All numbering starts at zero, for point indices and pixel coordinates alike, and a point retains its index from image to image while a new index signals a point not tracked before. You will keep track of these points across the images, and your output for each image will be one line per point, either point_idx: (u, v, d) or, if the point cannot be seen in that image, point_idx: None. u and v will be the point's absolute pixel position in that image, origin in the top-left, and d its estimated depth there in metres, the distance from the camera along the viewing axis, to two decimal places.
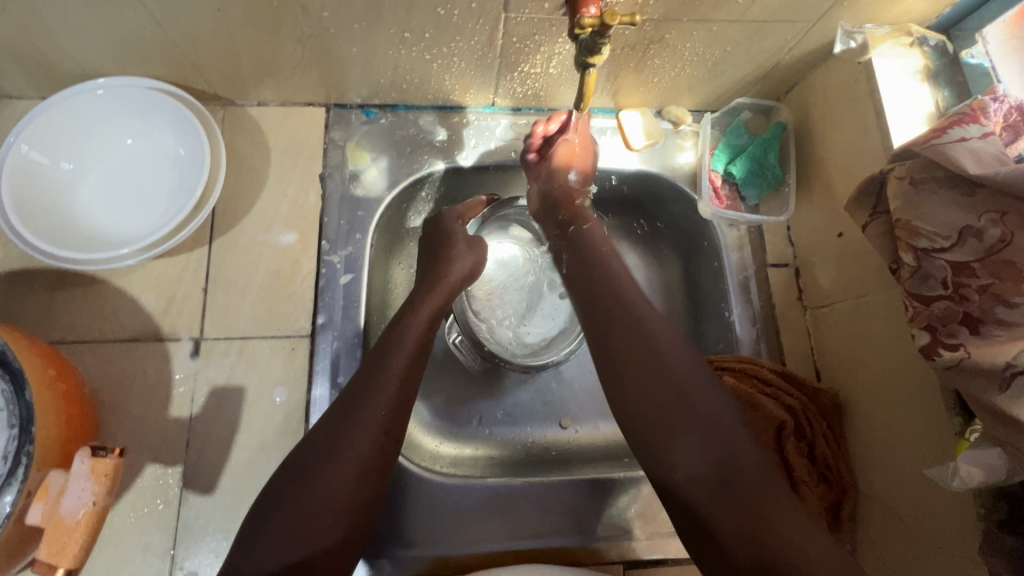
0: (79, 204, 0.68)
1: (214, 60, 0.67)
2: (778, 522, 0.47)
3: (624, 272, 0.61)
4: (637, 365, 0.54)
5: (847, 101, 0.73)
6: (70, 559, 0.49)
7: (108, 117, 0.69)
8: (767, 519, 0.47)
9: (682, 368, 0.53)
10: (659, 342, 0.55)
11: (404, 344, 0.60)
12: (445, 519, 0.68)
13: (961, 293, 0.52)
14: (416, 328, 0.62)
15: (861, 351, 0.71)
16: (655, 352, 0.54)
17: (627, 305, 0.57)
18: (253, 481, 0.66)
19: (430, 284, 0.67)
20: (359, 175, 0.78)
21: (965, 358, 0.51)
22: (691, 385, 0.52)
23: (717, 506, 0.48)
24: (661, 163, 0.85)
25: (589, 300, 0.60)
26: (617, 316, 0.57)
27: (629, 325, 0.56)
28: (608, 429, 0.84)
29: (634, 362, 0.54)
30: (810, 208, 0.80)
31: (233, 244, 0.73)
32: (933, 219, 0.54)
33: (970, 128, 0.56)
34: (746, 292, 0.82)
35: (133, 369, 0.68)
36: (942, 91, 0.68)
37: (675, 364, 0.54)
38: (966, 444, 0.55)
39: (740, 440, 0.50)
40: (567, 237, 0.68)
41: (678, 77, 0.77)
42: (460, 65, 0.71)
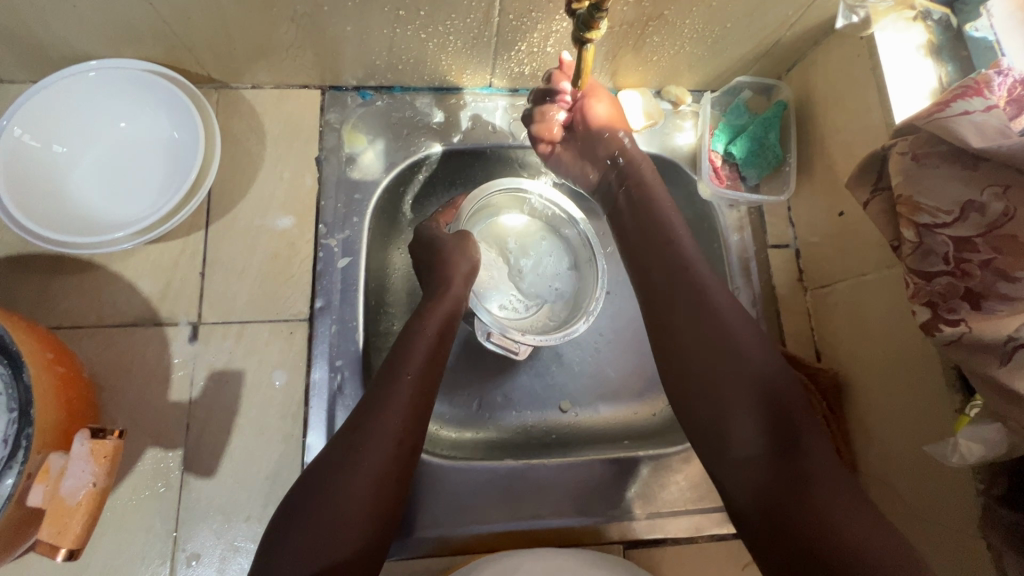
0: (74, 188, 0.68)
1: (207, 42, 0.66)
2: (832, 500, 0.49)
3: (701, 262, 0.64)
4: (705, 350, 0.58)
5: (848, 77, 0.72)
6: (71, 540, 0.50)
7: (101, 100, 0.68)
8: (820, 496, 0.49)
9: (750, 353, 0.57)
10: (730, 329, 0.59)
11: (418, 348, 0.62)
12: (446, 501, 0.68)
13: (962, 268, 0.52)
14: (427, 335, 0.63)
15: (861, 330, 0.71)
16: (725, 337, 0.58)
17: (698, 294, 0.61)
18: (253, 464, 0.67)
19: (439, 276, 0.68)
20: (356, 158, 0.77)
21: (965, 333, 0.51)
22: (757, 370, 0.56)
23: (766, 483, 0.52)
24: (661, 144, 0.84)
25: (655, 286, 0.64)
26: (686, 304, 0.61)
27: (700, 313, 0.60)
28: (608, 412, 0.84)
29: (703, 347, 0.58)
30: (810, 187, 0.79)
31: (230, 227, 0.73)
32: (935, 194, 0.54)
33: (974, 100, 0.55)
34: (746, 273, 0.81)
35: (132, 354, 0.68)
36: (946, 66, 0.66)
37: (740, 349, 0.58)
38: (966, 420, 0.56)
39: (803, 424, 0.53)
40: (627, 226, 0.69)
41: (678, 55, 0.76)
42: (456, 45, 0.70)
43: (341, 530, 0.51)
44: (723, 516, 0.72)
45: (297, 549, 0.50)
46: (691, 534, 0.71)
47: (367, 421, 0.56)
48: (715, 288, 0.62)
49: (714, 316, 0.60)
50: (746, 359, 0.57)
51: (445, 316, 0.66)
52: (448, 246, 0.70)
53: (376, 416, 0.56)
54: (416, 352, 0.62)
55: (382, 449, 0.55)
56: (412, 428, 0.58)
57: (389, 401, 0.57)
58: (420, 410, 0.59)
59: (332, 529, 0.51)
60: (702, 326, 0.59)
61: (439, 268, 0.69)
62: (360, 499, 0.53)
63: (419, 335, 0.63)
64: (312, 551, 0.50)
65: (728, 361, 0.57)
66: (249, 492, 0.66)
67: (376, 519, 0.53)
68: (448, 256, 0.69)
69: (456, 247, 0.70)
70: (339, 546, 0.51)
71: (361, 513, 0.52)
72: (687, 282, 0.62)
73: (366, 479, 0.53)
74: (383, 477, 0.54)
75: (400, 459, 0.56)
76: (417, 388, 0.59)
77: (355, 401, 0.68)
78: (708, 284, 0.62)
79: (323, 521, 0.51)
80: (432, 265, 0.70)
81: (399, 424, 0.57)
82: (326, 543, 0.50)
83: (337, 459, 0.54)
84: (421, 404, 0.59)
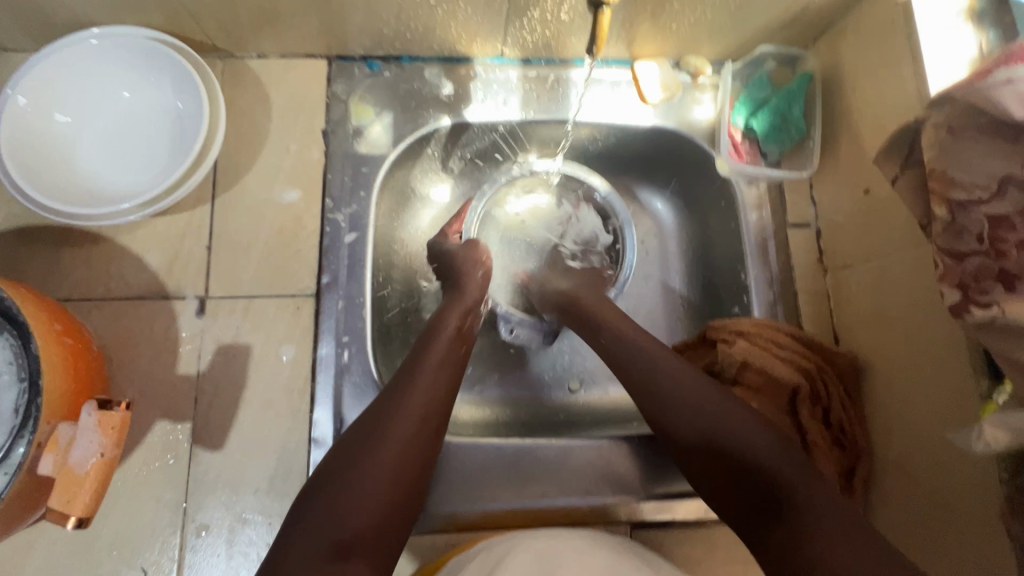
0: (79, 161, 0.67)
1: (211, 8, 0.64)
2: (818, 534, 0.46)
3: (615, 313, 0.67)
4: (702, 469, 0.56)
5: (880, 46, 0.67)
6: (81, 508, 0.51)
7: (103, 69, 0.67)
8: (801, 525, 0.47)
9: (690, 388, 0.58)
10: (716, 426, 0.56)
11: (442, 328, 0.63)
12: (453, 480, 0.68)
13: (997, 248, 0.49)
14: (448, 333, 0.63)
15: (885, 315, 0.68)
16: (672, 406, 0.58)
17: (669, 395, 0.59)
18: (261, 439, 0.67)
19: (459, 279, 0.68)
20: (363, 130, 0.75)
21: (998, 316, 0.48)
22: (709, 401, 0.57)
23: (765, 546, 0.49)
24: (678, 119, 0.81)
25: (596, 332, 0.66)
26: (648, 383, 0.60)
27: (684, 425, 0.57)
28: (618, 393, 0.82)
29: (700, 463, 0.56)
30: (834, 165, 0.76)
31: (236, 201, 0.72)
32: (971, 169, 0.51)
33: (1017, 68, 0.50)
34: (764, 253, 0.79)
35: (140, 326, 0.68)
36: (987, 33, 0.61)
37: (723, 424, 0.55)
38: (993, 407, 0.53)
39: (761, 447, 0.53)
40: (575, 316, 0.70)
41: (698, 23, 0.72)
42: (466, 11, 0.68)
43: (360, 500, 0.49)
44: None
45: (311, 518, 0.48)
46: (699, 517, 0.70)
47: (388, 399, 0.56)
48: (694, 381, 0.59)
49: (682, 401, 0.58)
50: (729, 463, 0.54)
51: (464, 312, 0.65)
52: (459, 257, 0.70)
53: (404, 395, 0.56)
54: (438, 341, 0.62)
55: (405, 430, 0.54)
56: (437, 406, 0.57)
57: (415, 380, 0.57)
58: (443, 394, 0.58)
59: (358, 500, 0.49)
60: (688, 441, 0.57)
61: (456, 282, 0.69)
62: (370, 476, 0.50)
63: (439, 331, 0.63)
64: (328, 525, 0.47)
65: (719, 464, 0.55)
66: (257, 466, 0.66)
67: (396, 498, 0.51)
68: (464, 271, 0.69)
69: (467, 256, 0.70)
70: (361, 517, 0.48)
71: (388, 483, 0.51)
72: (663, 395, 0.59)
73: (390, 455, 0.52)
74: (407, 451, 0.53)
75: (424, 444, 0.55)
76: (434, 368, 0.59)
77: (362, 378, 0.68)
78: (685, 377, 0.59)
79: (352, 492, 0.49)
80: (451, 276, 0.70)
81: (423, 402, 0.56)
82: (343, 519, 0.48)
83: (360, 433, 0.53)
84: (449, 388, 0.59)
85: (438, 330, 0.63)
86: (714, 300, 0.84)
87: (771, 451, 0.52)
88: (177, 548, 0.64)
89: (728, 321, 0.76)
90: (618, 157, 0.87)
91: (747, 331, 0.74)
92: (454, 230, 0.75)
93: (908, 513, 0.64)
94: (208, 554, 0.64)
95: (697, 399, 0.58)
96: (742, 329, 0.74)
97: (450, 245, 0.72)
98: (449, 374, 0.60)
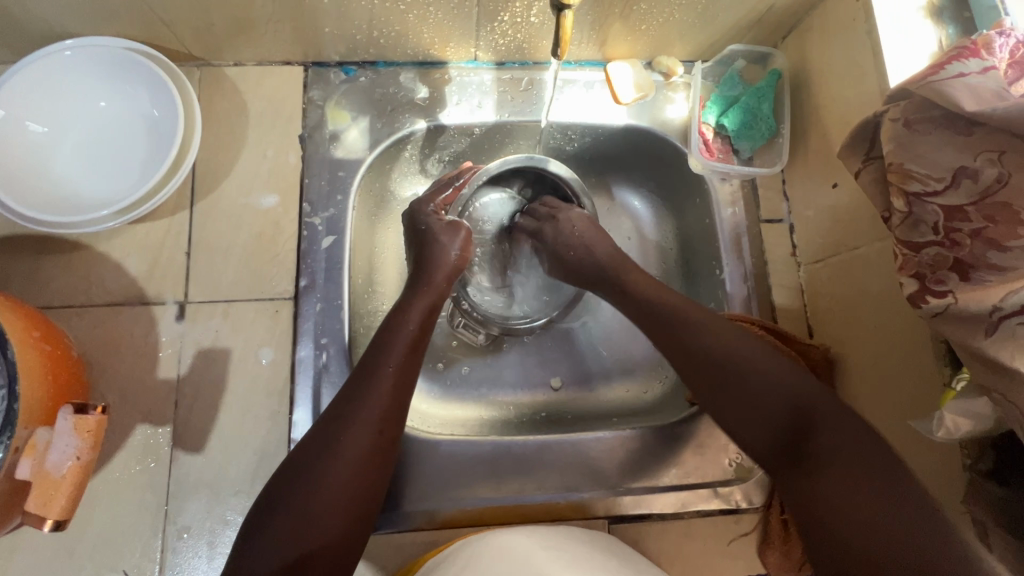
0: (57, 170, 0.68)
1: (185, 17, 0.65)
2: (825, 488, 0.46)
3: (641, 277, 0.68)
4: (746, 427, 0.55)
5: (844, 44, 0.69)
6: (58, 511, 0.52)
7: (79, 79, 0.68)
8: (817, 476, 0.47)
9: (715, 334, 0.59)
10: (749, 378, 0.55)
11: (408, 323, 0.62)
12: (432, 479, 0.69)
13: (952, 237, 0.50)
14: (409, 329, 0.62)
15: (855, 305, 0.69)
16: (690, 345, 0.60)
17: (691, 337, 0.60)
18: (242, 440, 0.67)
19: (428, 268, 0.67)
20: (340, 135, 0.76)
21: (952, 304, 0.49)
22: (730, 345, 0.58)
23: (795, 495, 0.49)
24: (651, 118, 0.81)
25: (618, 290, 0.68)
26: (669, 327, 0.62)
27: (695, 355, 0.59)
28: (599, 390, 0.83)
29: (749, 424, 0.54)
30: (804, 160, 0.77)
31: (215, 206, 0.73)
32: (927, 161, 0.51)
33: (969, 62, 0.51)
34: (738, 249, 0.80)
35: (121, 332, 0.69)
36: (947, 28, 0.62)
37: (749, 367, 0.56)
38: (952, 393, 0.54)
39: (789, 392, 0.53)
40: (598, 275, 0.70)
41: (667, 23, 0.74)
42: (437, 16, 0.69)
43: (319, 513, 0.50)
44: (711, 492, 0.71)
45: (267, 539, 0.49)
46: (677, 511, 0.71)
47: (346, 407, 0.55)
48: (735, 335, 0.59)
49: (706, 342, 0.59)
50: (746, 388, 0.55)
51: (427, 309, 0.64)
52: (437, 239, 0.69)
53: (360, 402, 0.55)
54: (399, 341, 0.60)
55: (364, 441, 0.54)
56: (392, 411, 0.56)
57: (374, 386, 0.56)
58: (401, 397, 0.58)
59: (313, 513, 0.50)
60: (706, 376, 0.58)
61: (426, 270, 0.67)
62: (330, 494, 0.51)
63: (399, 328, 0.62)
64: (288, 540, 0.49)
65: (764, 418, 0.53)
66: (238, 467, 0.67)
67: (356, 508, 0.52)
68: (435, 251, 0.68)
69: (446, 241, 0.69)
70: (322, 532, 0.50)
71: (345, 494, 0.52)
72: (697, 343, 0.59)
73: (345, 469, 0.52)
74: (365, 462, 0.53)
75: (383, 448, 0.55)
76: (397, 370, 0.58)
77: (340, 379, 0.69)
78: (705, 320, 0.61)
79: (307, 512, 0.50)
80: (421, 261, 0.68)
81: (379, 411, 0.55)
82: (301, 538, 0.49)
83: (313, 449, 0.53)
84: (404, 388, 0.58)
85: (398, 328, 0.61)
86: (691, 296, 0.85)
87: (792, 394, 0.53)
88: (159, 550, 0.64)
89: None
90: (595, 156, 0.88)
91: None
92: (440, 204, 0.73)
93: None
94: (190, 555, 0.65)
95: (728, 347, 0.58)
96: None
97: (433, 220, 0.71)
98: (407, 373, 0.59)
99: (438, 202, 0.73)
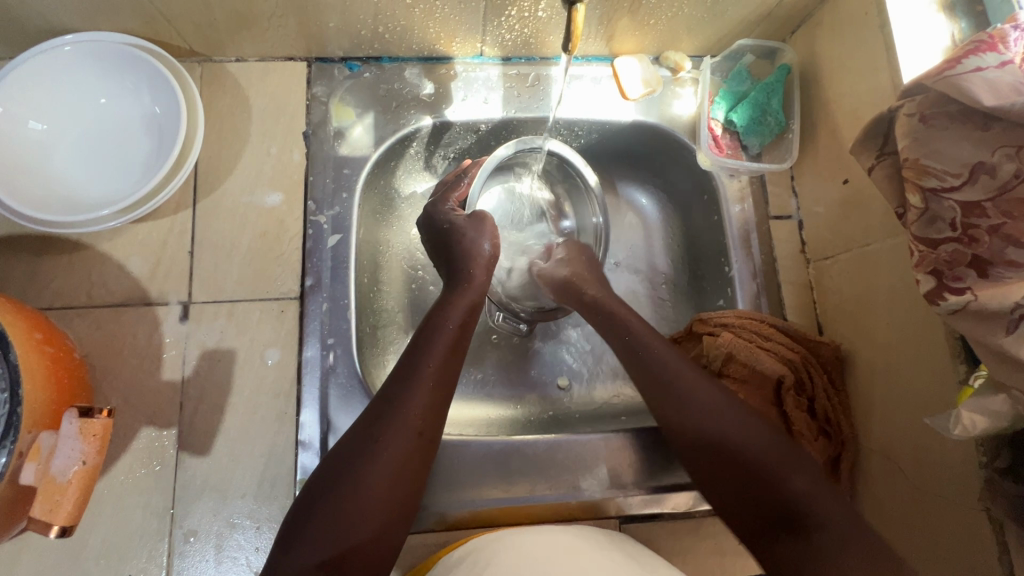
0: (55, 168, 0.66)
1: (186, 12, 0.64)
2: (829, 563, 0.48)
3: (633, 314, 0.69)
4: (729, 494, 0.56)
5: (854, 39, 0.68)
6: (64, 517, 0.51)
7: (78, 75, 0.66)
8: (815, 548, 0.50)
9: (701, 396, 0.60)
10: (711, 431, 0.58)
11: (449, 323, 0.61)
12: (441, 482, 0.68)
13: (970, 234, 0.50)
14: (447, 332, 0.61)
15: (866, 303, 0.68)
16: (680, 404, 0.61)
17: (679, 395, 0.61)
18: (248, 442, 0.67)
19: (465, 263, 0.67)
20: (344, 132, 0.75)
21: (970, 301, 0.49)
22: (715, 409, 0.59)
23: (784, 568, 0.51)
24: (659, 114, 0.81)
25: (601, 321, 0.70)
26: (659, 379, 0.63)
27: (689, 415, 0.60)
28: (606, 390, 0.83)
29: (737, 504, 0.56)
30: (815, 156, 0.77)
31: (218, 205, 0.72)
32: (943, 157, 0.51)
33: (986, 56, 0.50)
34: (747, 246, 0.79)
35: (124, 333, 0.67)
36: (959, 22, 0.60)
37: (736, 431, 0.58)
38: (969, 391, 0.54)
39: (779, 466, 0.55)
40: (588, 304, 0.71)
41: (676, 17, 0.73)
42: (444, 11, 0.68)
43: (358, 514, 0.50)
44: None
45: (311, 536, 0.48)
46: (688, 510, 0.71)
47: (384, 408, 0.55)
48: (718, 401, 0.60)
49: (697, 400, 0.60)
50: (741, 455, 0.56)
51: (468, 309, 0.64)
52: (464, 234, 0.68)
53: (397, 407, 0.54)
54: (439, 341, 0.59)
55: (403, 440, 0.53)
56: (432, 417, 0.55)
57: (411, 391, 0.55)
58: (440, 401, 0.57)
59: (348, 516, 0.49)
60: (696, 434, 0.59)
61: (461, 263, 0.67)
62: (365, 499, 0.50)
63: (440, 329, 0.61)
64: (326, 538, 0.48)
65: (717, 471, 0.57)
66: (245, 470, 0.66)
67: (396, 508, 0.52)
68: (465, 247, 0.68)
69: (473, 235, 0.68)
70: (358, 531, 0.49)
71: (382, 496, 0.51)
72: (683, 411, 0.60)
73: (383, 474, 0.51)
74: (401, 470, 0.52)
75: (421, 452, 0.54)
76: (437, 370, 0.57)
77: (348, 381, 0.68)
78: (692, 376, 0.62)
79: (337, 514, 0.49)
80: (456, 258, 0.68)
81: (418, 416, 0.54)
82: (344, 531, 0.49)
83: (346, 455, 0.52)
84: (443, 391, 0.57)
85: (440, 327, 0.61)
86: (699, 294, 0.85)
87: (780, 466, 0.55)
88: (165, 555, 0.63)
89: (714, 314, 0.76)
90: (603, 152, 0.87)
91: (731, 324, 0.74)
92: (457, 198, 0.72)
93: (894, 499, 0.65)
94: (197, 559, 0.64)
95: (711, 406, 0.60)
96: (726, 322, 0.74)
97: (455, 218, 0.69)
98: (444, 378, 0.58)
99: (454, 199, 0.72)
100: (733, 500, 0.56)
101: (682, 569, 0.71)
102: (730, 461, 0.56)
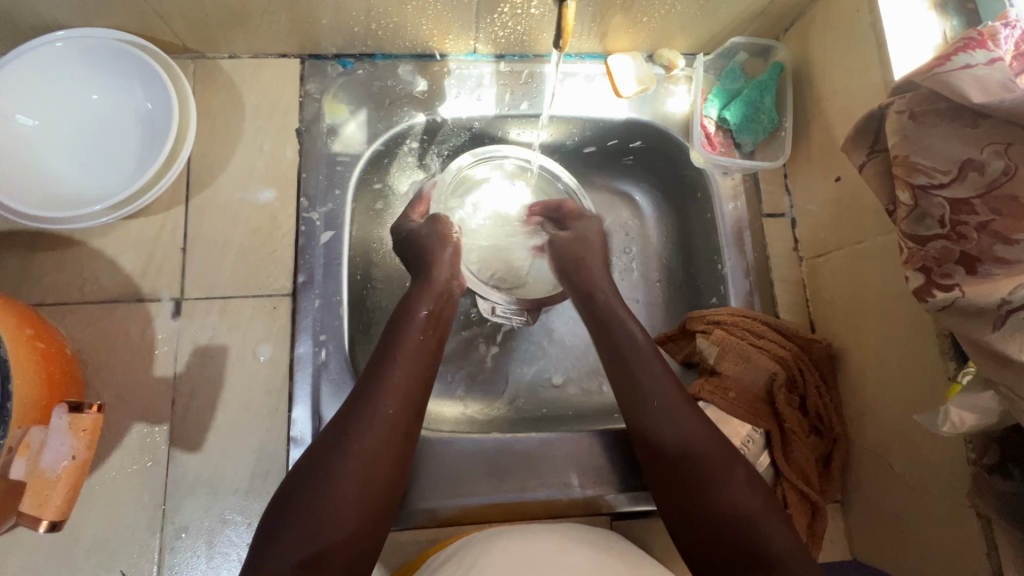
0: (47, 165, 0.66)
1: (178, 8, 0.64)
2: None
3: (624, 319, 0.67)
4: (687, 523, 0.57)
5: (847, 37, 0.68)
6: (53, 512, 0.52)
7: (70, 71, 0.66)
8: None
9: (684, 422, 0.59)
10: (690, 458, 0.57)
11: (414, 320, 0.62)
12: (434, 478, 0.68)
13: (958, 231, 0.50)
14: (416, 330, 0.61)
15: (858, 299, 0.68)
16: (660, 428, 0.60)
17: (662, 418, 0.60)
18: (240, 438, 0.67)
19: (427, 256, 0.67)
20: (337, 129, 0.75)
21: (958, 298, 0.49)
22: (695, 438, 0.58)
23: None
24: (652, 112, 0.81)
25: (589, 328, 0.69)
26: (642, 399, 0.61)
27: (668, 439, 0.59)
28: (600, 387, 0.83)
29: (695, 534, 0.56)
30: (808, 154, 0.77)
31: (211, 202, 0.72)
32: (933, 154, 0.51)
33: (975, 54, 0.50)
34: (740, 244, 0.79)
35: (116, 329, 0.68)
36: (950, 20, 0.59)
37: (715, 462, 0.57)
38: (958, 387, 0.54)
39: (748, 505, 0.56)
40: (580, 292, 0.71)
41: (669, 14, 0.73)
42: (437, 8, 0.68)
43: (331, 512, 0.50)
44: None
45: (285, 537, 0.48)
46: None
47: (356, 406, 0.55)
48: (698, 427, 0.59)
49: (678, 426, 0.59)
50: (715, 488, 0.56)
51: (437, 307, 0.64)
52: (421, 234, 0.68)
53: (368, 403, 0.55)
54: (408, 339, 0.60)
55: (373, 437, 0.53)
56: (404, 415, 0.56)
57: (381, 388, 0.56)
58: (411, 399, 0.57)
59: (324, 514, 0.49)
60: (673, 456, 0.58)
61: (423, 260, 0.67)
62: (342, 497, 0.50)
63: (408, 329, 0.61)
64: (305, 536, 0.48)
65: (682, 497, 0.57)
66: (237, 466, 0.66)
67: (369, 507, 0.52)
68: (432, 244, 0.67)
69: (430, 231, 0.68)
70: (334, 530, 0.49)
71: (357, 495, 0.51)
72: (661, 433, 0.59)
73: (353, 472, 0.51)
74: (371, 468, 0.52)
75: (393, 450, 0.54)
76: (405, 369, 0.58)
77: (340, 377, 0.68)
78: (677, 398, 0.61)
79: (311, 514, 0.49)
80: (417, 258, 0.67)
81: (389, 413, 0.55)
82: (320, 528, 0.49)
83: (321, 452, 0.52)
84: (414, 388, 0.58)
85: (408, 324, 0.61)
86: (693, 291, 0.85)
87: (746, 502, 0.56)
88: (157, 550, 0.63)
89: (707, 312, 0.76)
90: (598, 149, 0.87)
91: (724, 322, 0.74)
92: (419, 211, 0.73)
93: (885, 494, 0.65)
94: (188, 555, 0.64)
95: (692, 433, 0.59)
96: (719, 320, 0.74)
97: (414, 225, 0.70)
98: (416, 375, 0.58)
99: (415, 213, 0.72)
100: (670, 508, 0.58)
101: (674, 566, 0.71)
102: (699, 493, 0.56)
